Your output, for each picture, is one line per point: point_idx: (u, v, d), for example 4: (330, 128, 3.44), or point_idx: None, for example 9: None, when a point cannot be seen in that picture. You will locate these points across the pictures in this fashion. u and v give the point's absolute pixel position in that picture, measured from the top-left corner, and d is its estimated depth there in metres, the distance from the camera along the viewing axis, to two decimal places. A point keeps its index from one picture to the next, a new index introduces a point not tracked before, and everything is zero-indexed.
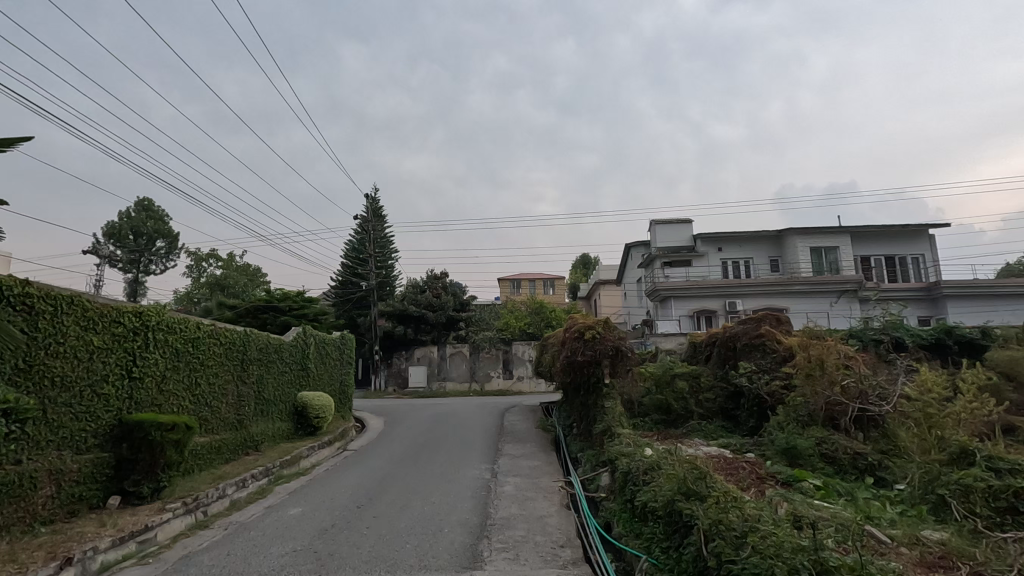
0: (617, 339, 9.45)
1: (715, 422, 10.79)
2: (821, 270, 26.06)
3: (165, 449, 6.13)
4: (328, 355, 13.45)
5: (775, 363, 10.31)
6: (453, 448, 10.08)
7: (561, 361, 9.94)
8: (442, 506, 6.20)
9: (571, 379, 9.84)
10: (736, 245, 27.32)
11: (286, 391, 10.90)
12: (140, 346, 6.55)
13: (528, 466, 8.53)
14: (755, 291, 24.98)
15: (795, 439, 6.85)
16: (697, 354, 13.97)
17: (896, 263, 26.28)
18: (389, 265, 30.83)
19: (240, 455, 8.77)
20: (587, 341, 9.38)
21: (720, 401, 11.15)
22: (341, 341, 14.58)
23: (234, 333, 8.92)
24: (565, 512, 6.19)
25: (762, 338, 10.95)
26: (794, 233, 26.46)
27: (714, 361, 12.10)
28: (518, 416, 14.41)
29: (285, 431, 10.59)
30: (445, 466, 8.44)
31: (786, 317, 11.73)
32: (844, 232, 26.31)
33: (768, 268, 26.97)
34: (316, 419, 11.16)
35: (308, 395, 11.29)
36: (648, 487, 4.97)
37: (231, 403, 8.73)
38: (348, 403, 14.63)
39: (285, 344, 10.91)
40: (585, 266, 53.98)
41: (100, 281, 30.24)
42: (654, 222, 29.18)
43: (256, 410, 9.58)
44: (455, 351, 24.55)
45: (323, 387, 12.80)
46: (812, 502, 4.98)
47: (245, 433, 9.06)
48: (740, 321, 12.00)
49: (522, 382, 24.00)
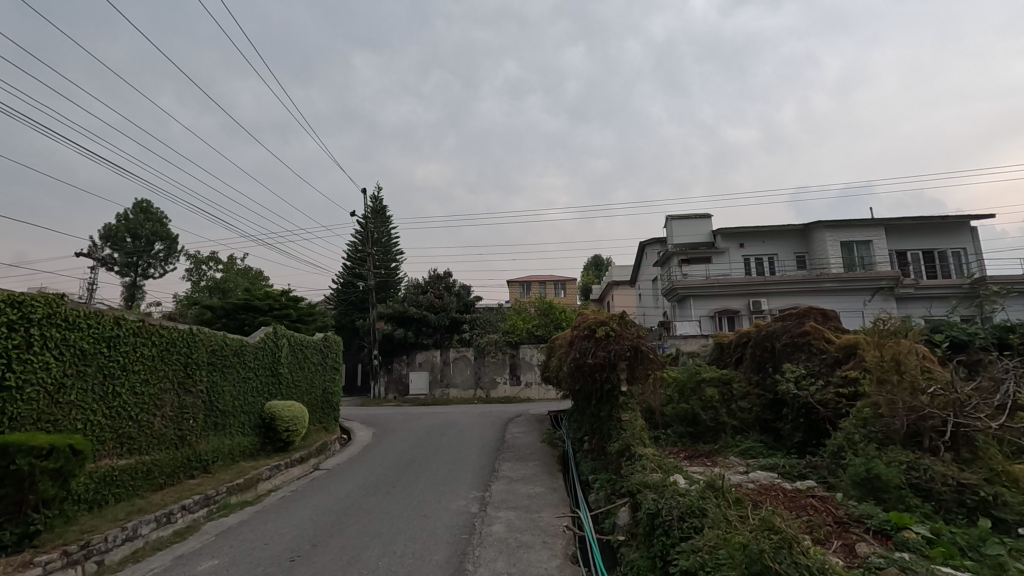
0: (636, 337, 7.77)
1: (752, 436, 9.15)
2: (853, 266, 24.11)
3: (36, 481, 4.60)
4: (307, 359, 11.94)
5: (826, 364, 8.60)
6: (441, 468, 8.50)
7: (568, 364, 8.34)
8: (403, 560, 4.62)
9: (581, 385, 8.23)
10: (759, 241, 25.49)
11: (250, 401, 9.39)
12: (19, 346, 5.09)
13: (527, 493, 6.93)
14: (781, 289, 23.17)
15: (876, 465, 5.14)
16: (727, 355, 12.24)
17: (936, 258, 24.28)
18: (391, 266, 29.45)
19: (181, 480, 7.28)
20: (600, 341, 7.74)
21: (757, 411, 9.46)
22: (324, 343, 13.03)
23: (174, 332, 7.44)
24: (571, 567, 4.56)
25: (807, 336, 9.30)
26: (822, 227, 24.56)
27: (746, 366, 10.44)
28: (523, 427, 12.75)
29: (248, 448, 9.09)
30: (425, 494, 6.86)
31: (834, 311, 9.99)
32: (878, 225, 24.34)
33: (794, 265, 25.12)
34: (287, 433, 9.65)
35: (278, 405, 9.78)
36: (690, 550, 3.34)
37: (168, 417, 7.23)
38: (332, 412, 13.10)
39: (248, 346, 9.41)
40: (597, 266, 52.36)
41: (93, 284, 29.19)
42: (670, 217, 27.47)
43: (207, 423, 8.08)
44: (459, 355, 23.04)
45: (300, 396, 11.28)
46: (940, 572, 3.30)
47: (190, 451, 7.58)
48: (778, 318, 10.34)
49: (530, 389, 22.39)
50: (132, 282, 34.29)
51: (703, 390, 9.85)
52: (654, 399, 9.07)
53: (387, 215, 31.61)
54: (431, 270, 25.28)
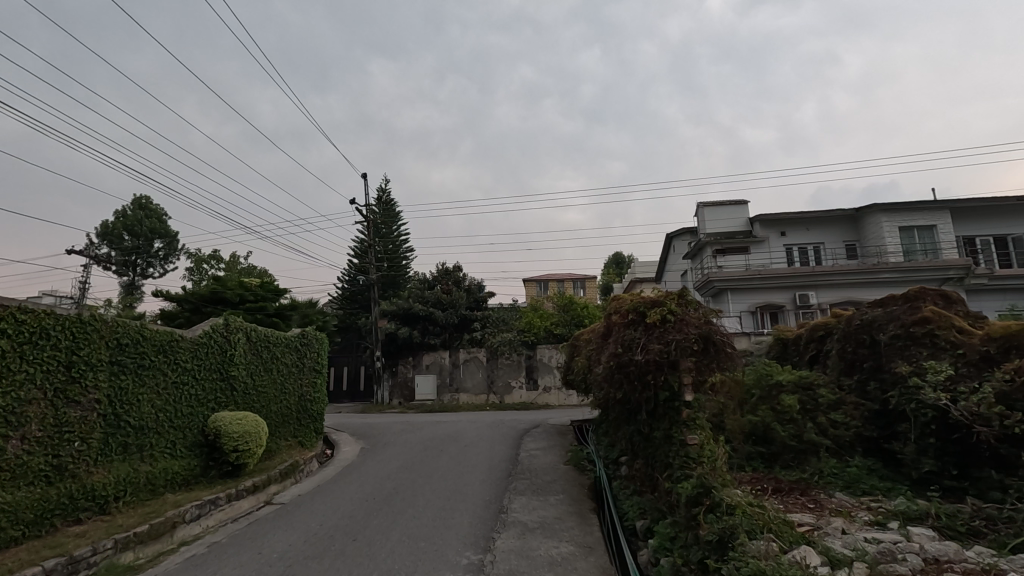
0: (706, 323, 5.35)
1: (855, 461, 6.76)
2: (914, 254, 21.32)
3: None
4: (277, 359, 9.74)
5: (969, 364, 6.17)
6: (428, 508, 6.22)
7: (604, 363, 5.97)
8: None
9: (622, 393, 5.84)
10: (803, 228, 22.80)
11: (186, 414, 7.21)
12: None
13: (549, 557, 4.64)
14: (832, 280, 20.47)
15: None
16: (797, 353, 9.76)
17: (1008, 244, 21.42)
18: (398, 263, 27.39)
19: (53, 529, 5.11)
20: (652, 329, 5.37)
21: (857, 426, 7.09)
22: (302, 340, 10.82)
23: (44, 317, 5.26)
24: None
25: (929, 325, 6.84)
26: (877, 211, 21.75)
27: (831, 367, 8.01)
28: (540, 442, 10.39)
29: (179, 475, 6.91)
30: (392, 561, 4.59)
31: (959, 293, 7.48)
32: (940, 207, 21.56)
33: (844, 253, 22.42)
34: (235, 455, 7.46)
35: (225, 417, 7.59)
36: None
37: (33, 440, 5.04)
38: (311, 424, 10.92)
39: (182, 342, 7.23)
40: (618, 264, 49.98)
41: (84, 284, 27.57)
42: (701, 204, 24.90)
43: (108, 445, 5.91)
44: (469, 356, 20.79)
45: (265, 404, 9.11)
46: None
47: (76, 483, 5.42)
48: (877, 302, 7.87)
49: (549, 394, 20.04)
50: (130, 281, 32.65)
51: (778, 398, 7.43)
52: (736, 421, 7.03)
53: (394, 209, 29.55)
54: (439, 264, 23.17)
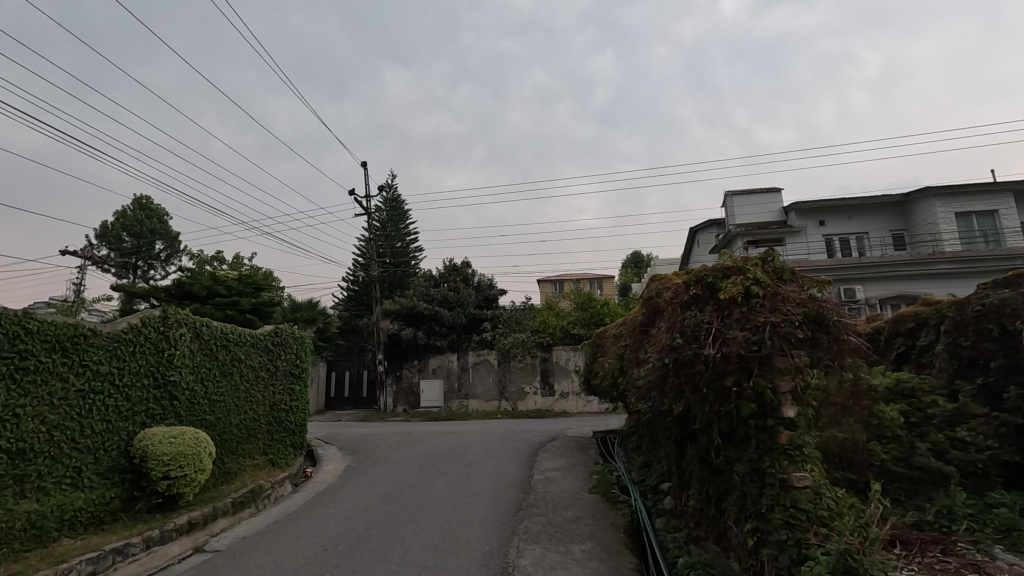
0: (810, 299, 3.53)
1: (997, 497, 4.88)
2: (973, 243, 19.16)
3: None
4: (240, 362, 8.08)
5: None
6: (402, 568, 4.47)
7: (651, 360, 4.17)
8: None
9: (678, 403, 4.03)
10: (845, 217, 20.70)
11: (100, 432, 5.56)
12: None
13: None
14: (882, 274, 18.36)
15: None
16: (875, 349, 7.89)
17: None
18: (404, 262, 25.83)
19: None
20: (727, 310, 3.57)
21: (992, 448, 5.20)
22: (275, 339, 9.16)
23: None
24: None
25: None
26: (929, 195, 19.58)
27: (938, 367, 6.11)
28: (558, 461, 8.58)
29: (84, 513, 5.25)
30: None
31: None
32: (1001, 191, 19.40)
33: (890, 243, 20.31)
34: (166, 484, 5.81)
35: (155, 433, 5.95)
36: None
37: None
38: (287, 438, 9.24)
39: (92, 340, 5.58)
40: (637, 265, 47.99)
41: (81, 287, 26.22)
42: (730, 194, 22.94)
43: None
44: (479, 359, 19.07)
45: (222, 418, 7.45)
46: None
47: None
48: (1001, 281, 5.97)
49: (566, 401, 18.29)
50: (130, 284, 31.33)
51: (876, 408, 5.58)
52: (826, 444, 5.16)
53: (401, 206, 27.94)
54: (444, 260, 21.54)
